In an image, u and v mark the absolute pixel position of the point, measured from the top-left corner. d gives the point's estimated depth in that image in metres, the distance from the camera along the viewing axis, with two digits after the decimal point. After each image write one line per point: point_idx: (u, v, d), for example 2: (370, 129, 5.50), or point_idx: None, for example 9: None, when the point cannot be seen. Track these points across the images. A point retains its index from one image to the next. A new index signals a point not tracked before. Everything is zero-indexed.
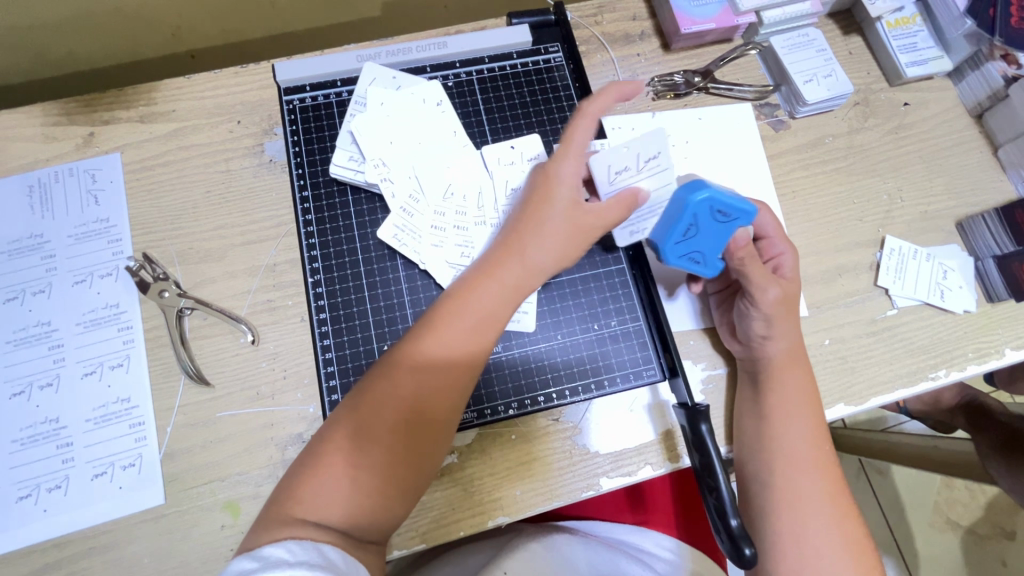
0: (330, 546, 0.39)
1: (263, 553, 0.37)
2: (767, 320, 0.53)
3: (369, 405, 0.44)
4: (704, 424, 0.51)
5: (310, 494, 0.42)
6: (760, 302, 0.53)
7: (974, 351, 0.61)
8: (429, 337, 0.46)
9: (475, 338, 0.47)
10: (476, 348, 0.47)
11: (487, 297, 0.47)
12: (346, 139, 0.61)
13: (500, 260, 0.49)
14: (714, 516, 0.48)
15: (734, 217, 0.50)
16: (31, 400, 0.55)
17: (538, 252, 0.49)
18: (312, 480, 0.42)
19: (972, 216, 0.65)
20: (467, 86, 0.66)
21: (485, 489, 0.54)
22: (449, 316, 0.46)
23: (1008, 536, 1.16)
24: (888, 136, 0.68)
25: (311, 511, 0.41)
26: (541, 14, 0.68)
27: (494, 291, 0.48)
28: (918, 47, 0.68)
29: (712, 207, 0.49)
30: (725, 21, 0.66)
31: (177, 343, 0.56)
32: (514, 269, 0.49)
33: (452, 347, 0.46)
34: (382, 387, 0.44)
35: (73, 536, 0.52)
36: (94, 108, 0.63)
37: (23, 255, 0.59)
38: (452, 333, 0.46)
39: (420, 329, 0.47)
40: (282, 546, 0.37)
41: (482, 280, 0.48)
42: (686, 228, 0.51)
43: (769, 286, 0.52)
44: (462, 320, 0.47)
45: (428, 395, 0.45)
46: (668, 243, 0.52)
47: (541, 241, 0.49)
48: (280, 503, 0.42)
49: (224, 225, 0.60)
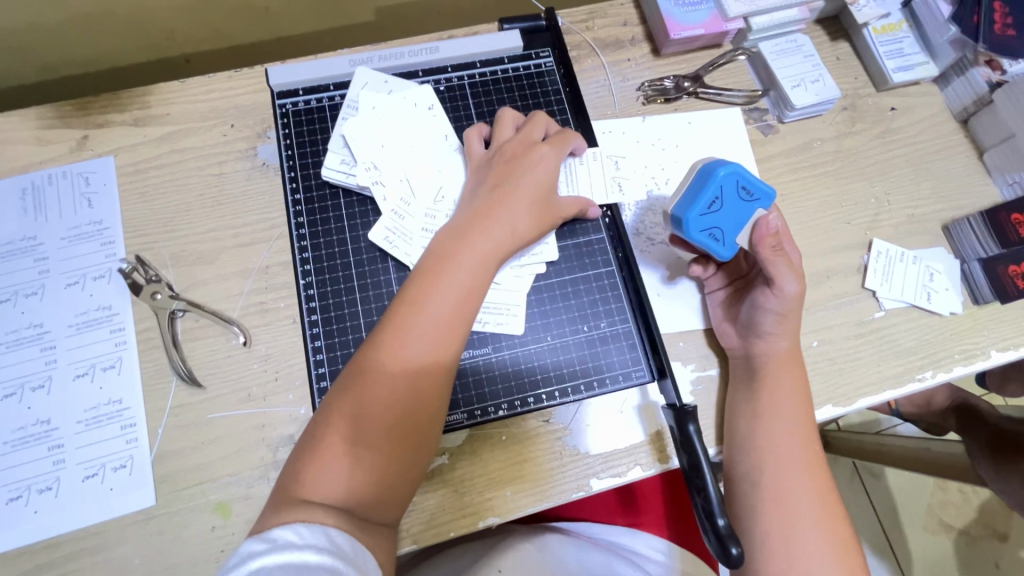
0: (337, 530, 0.39)
1: (273, 534, 0.37)
2: (781, 315, 0.54)
3: (363, 384, 0.45)
4: (692, 424, 0.51)
5: (315, 476, 0.42)
6: (781, 293, 0.53)
7: (961, 352, 0.62)
8: (416, 308, 0.47)
9: (464, 307, 0.48)
10: (465, 317, 0.48)
11: (472, 265, 0.49)
12: (339, 143, 0.62)
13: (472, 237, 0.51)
14: (701, 515, 0.48)
15: (757, 198, 0.53)
16: (22, 402, 0.55)
17: (518, 222, 0.53)
18: (314, 465, 0.43)
19: (958, 219, 0.66)
20: (458, 91, 0.66)
21: (475, 490, 0.55)
22: (436, 287, 0.48)
23: (1000, 538, 1.17)
24: (876, 140, 0.69)
25: (317, 493, 0.41)
26: (532, 19, 0.69)
27: (476, 260, 0.50)
28: (904, 53, 0.68)
29: (738, 183, 0.53)
30: (714, 27, 0.67)
31: (169, 345, 0.56)
32: (496, 238, 0.51)
33: (440, 315, 0.47)
34: (374, 365, 0.45)
35: (63, 538, 0.52)
36: (88, 112, 0.63)
37: (15, 257, 0.59)
38: (439, 302, 0.47)
39: (405, 301, 0.48)
40: (291, 528, 0.37)
41: (463, 250, 0.50)
42: (711, 201, 0.53)
43: (793, 279, 0.53)
44: (449, 288, 0.48)
45: (419, 365, 0.46)
46: (691, 216, 0.53)
47: (519, 214, 0.53)
48: (286, 489, 0.42)
49: (217, 227, 0.61)
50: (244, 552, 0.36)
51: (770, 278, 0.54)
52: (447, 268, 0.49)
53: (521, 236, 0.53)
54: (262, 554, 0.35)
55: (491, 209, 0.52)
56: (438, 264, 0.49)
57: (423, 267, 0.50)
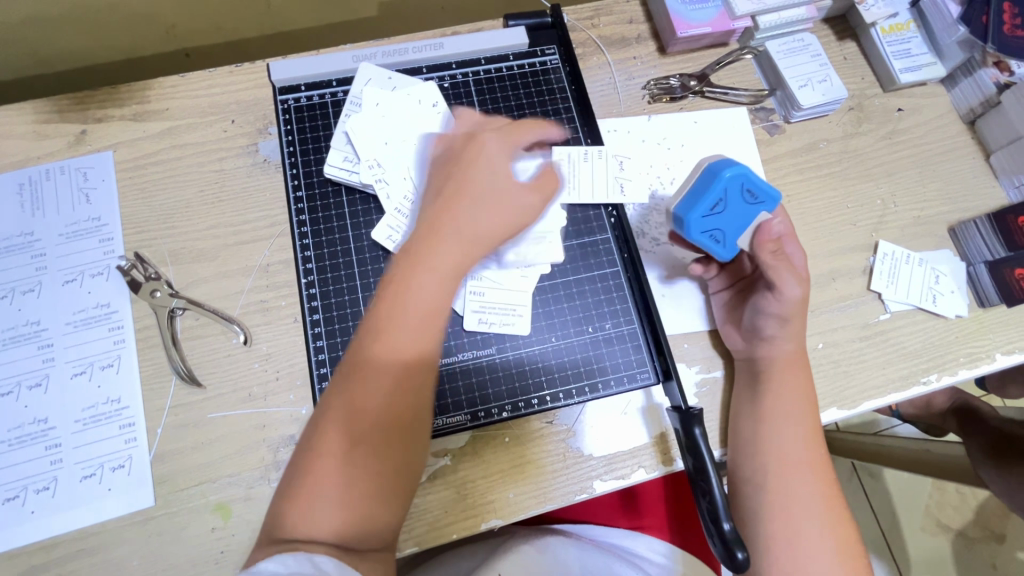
0: (325, 557, 0.38)
1: (255, 568, 0.36)
2: (783, 316, 0.53)
3: (338, 412, 0.43)
4: (698, 427, 0.51)
5: (303, 512, 0.41)
6: (782, 297, 0.53)
7: (966, 355, 0.61)
8: (377, 337, 0.44)
9: (428, 324, 0.45)
10: (430, 340, 0.45)
11: (431, 283, 0.44)
12: (342, 140, 0.61)
13: (428, 241, 0.46)
14: (707, 520, 0.48)
15: (762, 201, 0.52)
16: (19, 400, 0.54)
17: (481, 223, 0.47)
18: (302, 502, 0.41)
19: (964, 221, 0.65)
20: (463, 87, 0.66)
21: (478, 492, 0.54)
22: (396, 310, 0.44)
23: (998, 539, 1.17)
24: (882, 141, 0.68)
25: (308, 528, 0.40)
26: (538, 16, 0.68)
27: (431, 274, 0.45)
28: (912, 53, 0.68)
29: (743, 186, 0.52)
30: (721, 25, 0.66)
31: (168, 344, 0.56)
32: (454, 246, 0.46)
33: (403, 345, 0.44)
34: (342, 399, 0.43)
35: (61, 539, 0.51)
36: (87, 106, 0.62)
37: (13, 253, 0.58)
38: (401, 332, 0.44)
39: (366, 331, 0.44)
40: (274, 561, 0.36)
41: (419, 266, 0.45)
42: (713, 203, 0.52)
43: (793, 282, 0.53)
44: (408, 313, 0.44)
45: (387, 391, 0.43)
46: (693, 217, 0.53)
47: (480, 216, 0.47)
48: (271, 532, 0.41)
49: (217, 224, 0.60)
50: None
51: (771, 282, 0.53)
52: (403, 288, 0.44)
53: (485, 237, 0.47)
54: None
55: (447, 214, 0.47)
56: (393, 283, 0.45)
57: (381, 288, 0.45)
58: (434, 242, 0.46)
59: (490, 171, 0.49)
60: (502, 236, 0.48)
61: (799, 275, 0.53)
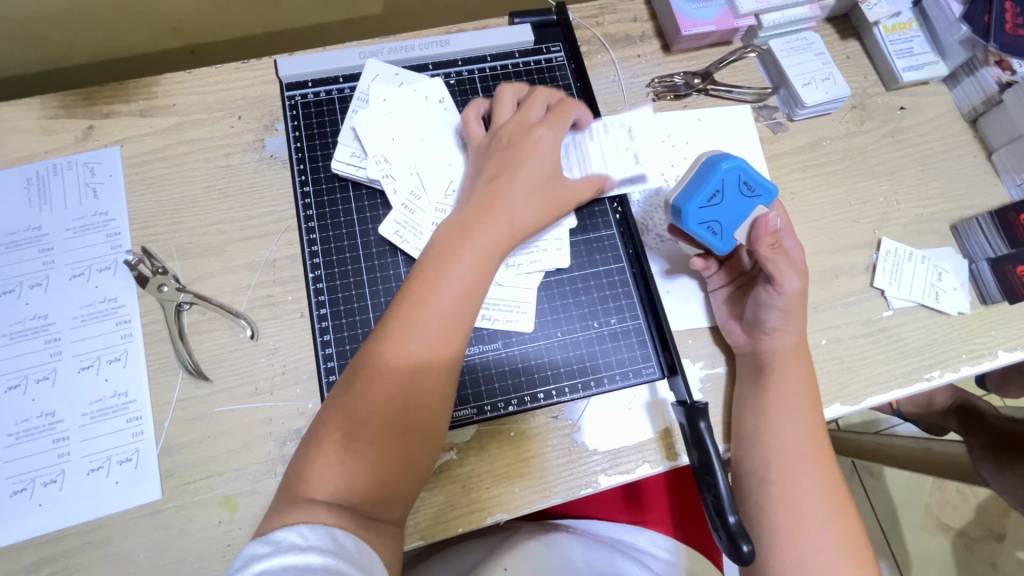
0: (342, 532, 0.39)
1: (276, 537, 0.37)
2: (783, 309, 0.53)
3: (365, 380, 0.44)
4: (702, 421, 0.51)
5: (317, 471, 0.42)
6: (782, 291, 0.53)
7: (968, 352, 0.62)
8: (414, 305, 0.46)
9: (462, 305, 0.46)
10: (462, 323, 0.47)
11: (471, 263, 0.47)
12: (349, 136, 0.61)
13: (476, 223, 0.49)
14: (711, 513, 0.48)
15: (758, 195, 0.53)
16: (27, 394, 0.55)
17: (523, 215, 0.51)
18: (318, 460, 0.43)
19: (966, 219, 0.66)
20: (469, 84, 0.66)
21: (483, 486, 0.54)
22: (435, 285, 0.46)
23: (998, 539, 1.17)
24: (884, 139, 0.69)
25: (320, 489, 0.42)
26: (543, 14, 0.69)
27: (471, 254, 0.48)
28: (914, 52, 0.68)
29: (740, 178, 0.52)
30: (725, 23, 0.67)
31: (175, 338, 0.56)
32: (497, 233, 0.49)
33: (435, 320, 0.45)
34: (372, 367, 0.44)
35: (68, 531, 0.51)
36: (94, 101, 0.62)
37: (20, 248, 0.58)
38: (434, 302, 0.46)
39: (404, 303, 0.46)
40: (294, 530, 0.37)
41: (463, 245, 0.48)
42: (711, 194, 0.52)
43: (793, 275, 0.53)
44: (443, 290, 0.46)
45: (415, 371, 0.45)
46: (691, 207, 0.53)
47: (523, 207, 0.51)
48: (291, 487, 0.43)
49: (224, 219, 0.60)
50: (248, 555, 0.36)
51: (771, 277, 0.53)
52: (446, 263, 0.47)
53: (523, 228, 0.51)
54: (263, 558, 0.35)
55: (494, 200, 0.50)
56: (438, 261, 0.47)
57: (422, 263, 0.48)
58: (479, 226, 0.49)
59: (533, 161, 0.53)
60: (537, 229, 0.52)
61: (799, 270, 0.53)
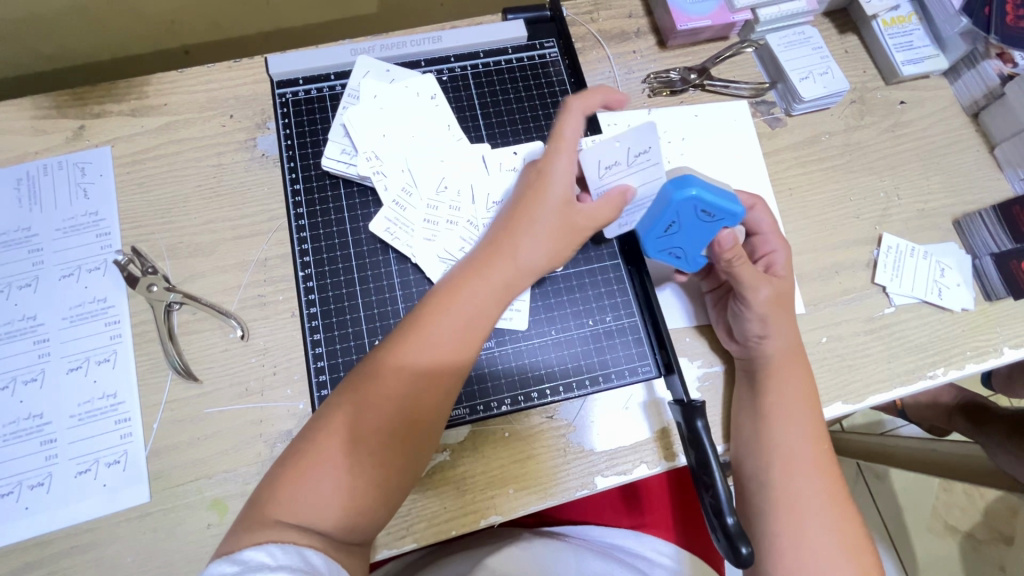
0: (314, 551, 0.38)
1: (242, 556, 0.36)
2: (759, 320, 0.52)
3: (363, 403, 0.43)
4: (700, 420, 0.50)
5: (294, 492, 0.40)
6: (750, 304, 0.52)
7: (972, 349, 0.61)
8: (417, 338, 0.45)
9: (464, 341, 0.46)
10: (462, 356, 0.46)
11: (475, 300, 0.47)
12: (339, 132, 0.60)
13: (489, 259, 0.48)
14: (710, 515, 0.47)
15: (720, 218, 0.50)
16: (14, 396, 0.54)
17: (533, 252, 0.49)
18: (296, 481, 0.41)
19: (969, 214, 0.64)
20: (462, 81, 0.65)
21: (477, 488, 0.53)
22: (442, 317, 0.46)
23: (1006, 541, 1.15)
24: (885, 134, 0.68)
25: (293, 514, 0.39)
26: (537, 10, 0.68)
27: (482, 291, 0.47)
28: (914, 45, 0.67)
29: (697, 207, 0.49)
30: (721, 18, 0.66)
31: (164, 338, 0.55)
32: (504, 270, 0.48)
33: (435, 356, 0.45)
34: (370, 393, 0.43)
35: (55, 535, 0.50)
36: (85, 101, 0.62)
37: (10, 248, 0.58)
38: (441, 336, 0.45)
39: (407, 333, 0.46)
40: (264, 550, 0.36)
41: (470, 278, 0.47)
42: (667, 225, 0.51)
43: (760, 287, 0.52)
44: (446, 323, 0.46)
45: (414, 405, 0.44)
46: (649, 237, 0.53)
47: (534, 241, 0.49)
48: (259, 506, 0.40)
49: (215, 219, 0.59)
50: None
51: (741, 293, 0.52)
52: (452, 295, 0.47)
53: (529, 264, 0.49)
54: None
55: (504, 234, 0.49)
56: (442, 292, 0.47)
57: (431, 292, 0.48)
58: (489, 261, 0.48)
59: (559, 192, 0.50)
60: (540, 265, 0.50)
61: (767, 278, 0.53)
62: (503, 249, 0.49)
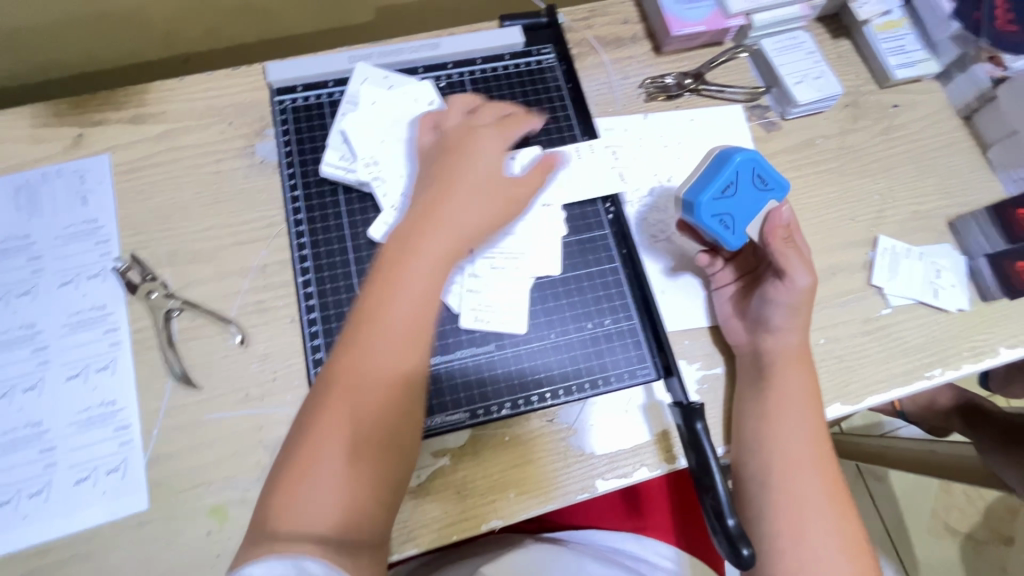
0: (314, 559, 0.37)
1: (242, 574, 0.36)
2: (791, 304, 0.54)
3: (331, 397, 0.43)
4: (700, 422, 0.50)
5: (289, 508, 0.40)
6: (788, 284, 0.53)
7: (969, 350, 0.61)
8: (369, 323, 0.45)
9: (417, 313, 0.46)
10: (417, 327, 0.46)
11: (420, 271, 0.47)
12: (338, 138, 0.61)
13: (426, 232, 0.48)
14: (710, 517, 0.47)
15: (771, 188, 0.54)
16: (13, 404, 0.54)
17: (472, 218, 0.50)
18: (288, 497, 0.41)
19: (963, 215, 0.65)
20: (460, 87, 0.66)
21: (478, 493, 0.53)
22: (388, 297, 0.45)
23: (1007, 542, 1.15)
24: (879, 137, 0.68)
25: (293, 524, 0.40)
26: (533, 16, 0.69)
27: (423, 261, 0.47)
28: (906, 49, 0.68)
29: (754, 170, 0.54)
30: (715, 23, 0.67)
31: (164, 345, 0.55)
32: (443, 238, 0.48)
33: (388, 333, 0.45)
34: (334, 391, 0.43)
35: (54, 544, 0.50)
36: (84, 109, 0.62)
37: (9, 256, 0.58)
38: (393, 315, 0.45)
39: (358, 324, 0.45)
40: (261, 565, 0.36)
41: (410, 255, 0.47)
42: (725, 186, 0.53)
43: (804, 272, 0.53)
44: (396, 301, 0.45)
45: (373, 384, 0.44)
46: (704, 198, 0.53)
47: (471, 210, 0.50)
48: (261, 529, 0.40)
49: (214, 225, 0.60)
50: None
51: (781, 270, 0.54)
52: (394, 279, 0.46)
53: (470, 229, 0.50)
54: None
55: (441, 209, 0.50)
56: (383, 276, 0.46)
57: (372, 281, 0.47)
58: (426, 234, 0.48)
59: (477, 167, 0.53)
60: (484, 229, 0.51)
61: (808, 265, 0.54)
62: (440, 220, 0.49)
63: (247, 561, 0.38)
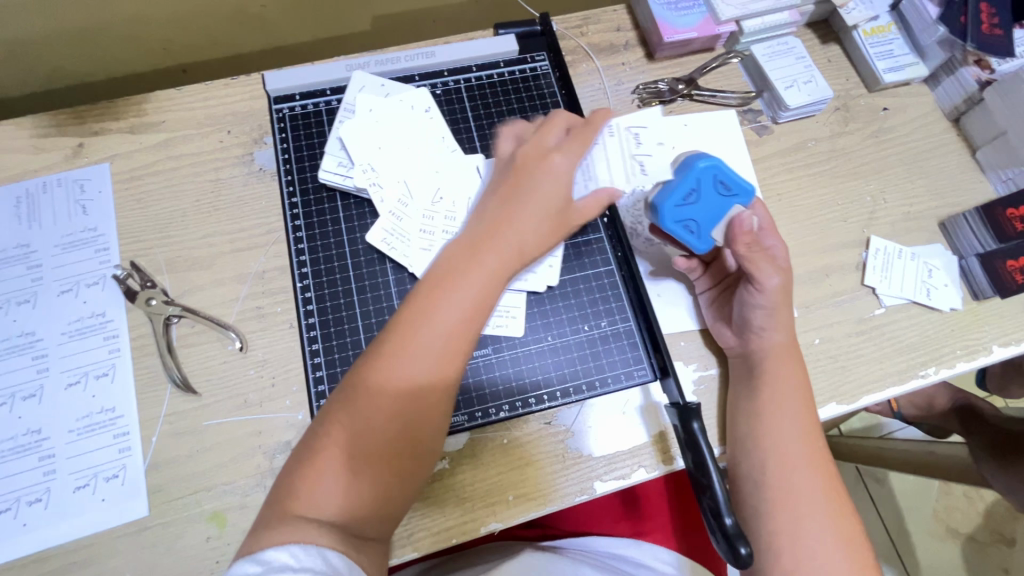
0: (334, 551, 0.38)
1: (264, 556, 0.36)
2: (767, 306, 0.53)
3: (373, 391, 0.43)
4: (695, 422, 0.50)
5: (307, 487, 0.41)
6: (762, 288, 0.53)
7: (963, 348, 0.62)
8: (422, 323, 0.44)
9: (468, 324, 0.45)
10: (466, 339, 0.45)
11: (477, 280, 0.45)
12: (336, 145, 0.61)
13: (484, 239, 0.47)
14: (708, 516, 0.47)
15: (735, 194, 0.53)
16: (13, 412, 0.54)
17: (530, 232, 0.48)
18: (312, 477, 0.41)
19: (953, 216, 0.66)
20: (455, 94, 0.67)
21: (477, 496, 0.54)
22: (441, 300, 0.44)
23: (1007, 543, 1.15)
24: (869, 140, 0.69)
25: (310, 507, 0.40)
26: (527, 24, 0.70)
27: (480, 269, 0.46)
28: (894, 54, 0.69)
29: (715, 177, 0.53)
30: (706, 29, 0.68)
31: (163, 351, 0.55)
32: (502, 250, 0.46)
33: (439, 339, 0.44)
34: (374, 388, 0.43)
35: (54, 551, 0.50)
36: (84, 119, 0.63)
37: (10, 265, 0.58)
38: (444, 318, 0.44)
39: (408, 322, 0.44)
40: (284, 550, 0.37)
41: (468, 260, 0.46)
42: (688, 193, 0.53)
43: (772, 273, 0.52)
44: (448, 306, 0.44)
45: (416, 394, 0.43)
46: (667, 205, 0.53)
47: (533, 222, 0.48)
48: (277, 501, 0.41)
49: (213, 232, 0.60)
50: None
51: (751, 277, 0.53)
52: (447, 283, 0.45)
53: (525, 245, 0.48)
54: None
55: (497, 214, 0.48)
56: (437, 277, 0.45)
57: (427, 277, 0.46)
58: (485, 240, 0.47)
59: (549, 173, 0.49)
60: (538, 246, 0.49)
61: (777, 266, 0.53)
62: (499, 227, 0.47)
63: (258, 540, 0.38)
